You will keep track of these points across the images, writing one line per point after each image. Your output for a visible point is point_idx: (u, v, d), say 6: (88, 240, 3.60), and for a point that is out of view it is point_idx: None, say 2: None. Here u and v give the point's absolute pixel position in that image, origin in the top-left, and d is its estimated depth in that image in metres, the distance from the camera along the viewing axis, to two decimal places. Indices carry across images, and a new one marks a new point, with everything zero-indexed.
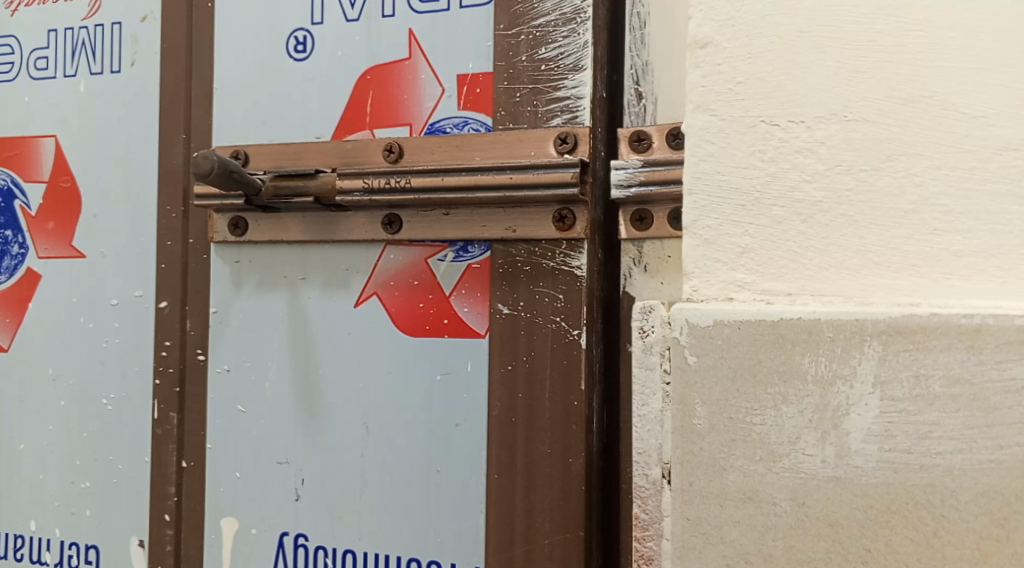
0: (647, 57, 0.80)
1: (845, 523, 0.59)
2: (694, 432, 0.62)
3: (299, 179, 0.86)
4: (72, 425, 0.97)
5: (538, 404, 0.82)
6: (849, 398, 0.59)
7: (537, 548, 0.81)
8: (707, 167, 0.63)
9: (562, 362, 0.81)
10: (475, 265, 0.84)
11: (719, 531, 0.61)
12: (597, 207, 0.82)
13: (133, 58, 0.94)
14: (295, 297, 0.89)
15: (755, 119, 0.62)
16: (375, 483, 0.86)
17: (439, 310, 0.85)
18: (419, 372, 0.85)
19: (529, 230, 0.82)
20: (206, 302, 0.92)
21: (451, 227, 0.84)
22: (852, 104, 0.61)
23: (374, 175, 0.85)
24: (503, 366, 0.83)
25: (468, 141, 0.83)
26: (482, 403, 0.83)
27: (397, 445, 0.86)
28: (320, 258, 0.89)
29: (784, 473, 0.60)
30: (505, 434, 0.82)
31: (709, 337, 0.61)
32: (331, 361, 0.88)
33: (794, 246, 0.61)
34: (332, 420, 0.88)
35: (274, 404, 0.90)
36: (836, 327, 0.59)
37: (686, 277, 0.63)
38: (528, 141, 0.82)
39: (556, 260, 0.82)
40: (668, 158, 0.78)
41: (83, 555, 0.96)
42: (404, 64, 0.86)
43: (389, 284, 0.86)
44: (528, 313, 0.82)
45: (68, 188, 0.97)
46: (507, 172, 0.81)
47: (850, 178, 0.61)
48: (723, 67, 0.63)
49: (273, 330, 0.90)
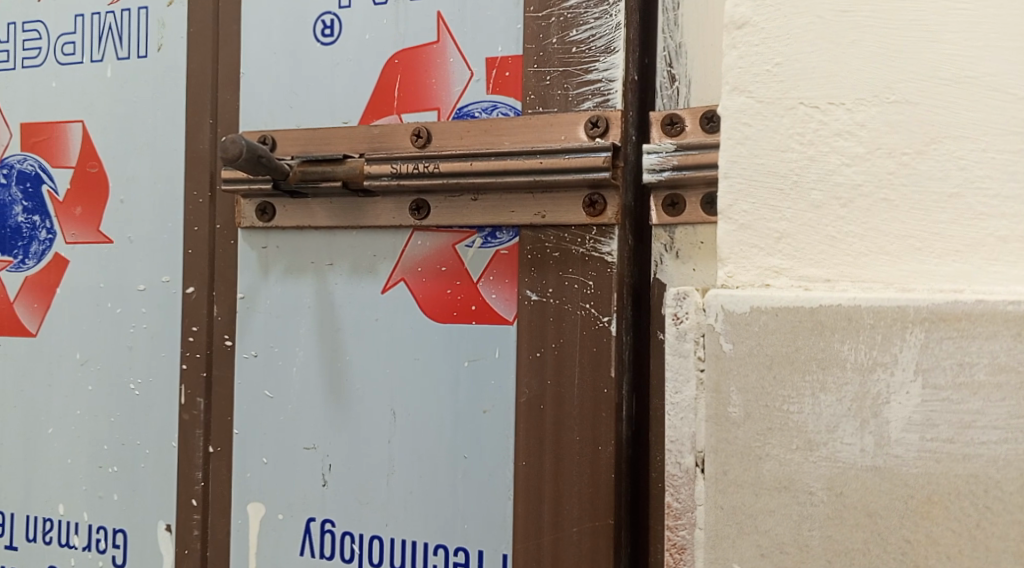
0: (681, 39, 0.79)
1: (884, 513, 0.58)
2: (728, 421, 0.61)
3: (327, 165, 0.86)
4: (100, 410, 0.97)
5: (568, 392, 0.81)
6: (889, 386, 0.58)
7: (565, 535, 0.81)
8: (744, 150, 0.61)
9: (592, 349, 0.80)
10: (504, 251, 0.83)
11: (754, 520, 0.60)
12: (628, 193, 0.81)
13: (160, 42, 0.94)
14: (322, 283, 0.89)
15: (793, 101, 0.61)
16: (403, 470, 0.86)
17: (467, 297, 0.84)
18: (446, 359, 0.84)
19: (559, 215, 0.81)
20: (233, 288, 0.92)
21: (480, 212, 0.83)
22: (894, 85, 0.59)
23: (403, 159, 0.84)
24: (532, 353, 0.82)
25: (498, 125, 0.82)
26: (510, 390, 0.82)
27: (425, 431, 0.85)
28: (347, 244, 0.88)
29: (822, 462, 0.59)
30: (534, 421, 0.82)
31: (745, 323, 0.60)
32: (359, 347, 0.87)
33: (833, 231, 0.60)
34: (359, 407, 0.87)
35: (301, 390, 0.89)
36: (876, 313, 0.58)
37: (722, 263, 0.62)
38: (558, 125, 0.81)
39: (585, 246, 0.81)
40: (702, 141, 0.76)
41: (111, 539, 0.96)
42: (432, 48, 0.85)
43: (416, 270, 0.85)
44: (557, 299, 0.81)
45: (95, 173, 0.97)
46: (537, 157, 0.80)
47: (892, 161, 0.59)
48: (761, 48, 0.61)
49: (300, 316, 0.89)
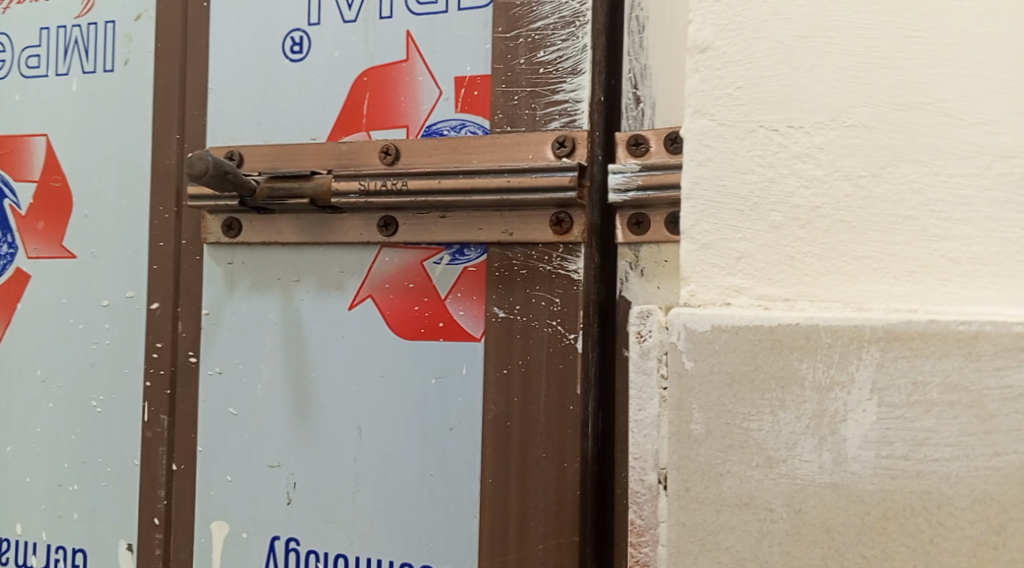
0: (645, 61, 0.80)
1: (841, 529, 0.59)
2: (689, 438, 0.62)
3: (294, 182, 0.86)
4: (61, 427, 0.96)
5: (534, 408, 0.81)
6: (846, 404, 0.59)
7: (530, 553, 0.81)
8: (705, 171, 0.63)
9: (558, 366, 0.81)
10: (471, 268, 0.84)
11: (715, 537, 0.61)
12: (595, 212, 0.82)
13: (126, 57, 0.94)
14: (289, 299, 0.89)
15: (753, 124, 0.62)
16: (368, 487, 0.86)
17: (434, 313, 0.84)
18: (413, 375, 0.85)
19: (525, 233, 0.82)
20: (198, 304, 0.92)
21: (447, 229, 0.84)
22: (851, 109, 0.61)
23: (371, 177, 0.84)
24: (499, 369, 0.82)
25: (465, 143, 0.83)
26: (476, 407, 0.83)
27: (391, 448, 0.85)
28: (314, 260, 0.88)
29: (781, 479, 0.60)
30: (500, 438, 0.82)
31: (707, 342, 0.61)
32: (325, 363, 0.87)
33: (792, 252, 0.61)
34: (325, 424, 0.87)
35: (266, 407, 0.89)
36: (834, 332, 0.59)
37: (684, 282, 0.63)
38: (526, 143, 0.82)
39: (552, 263, 0.82)
40: (666, 162, 0.78)
41: (70, 559, 0.95)
42: (401, 66, 0.85)
43: (384, 286, 0.86)
44: (524, 316, 0.82)
45: (59, 187, 0.96)
46: (505, 176, 0.81)
47: (849, 184, 0.61)
48: (723, 72, 0.63)
49: (266, 332, 0.89)
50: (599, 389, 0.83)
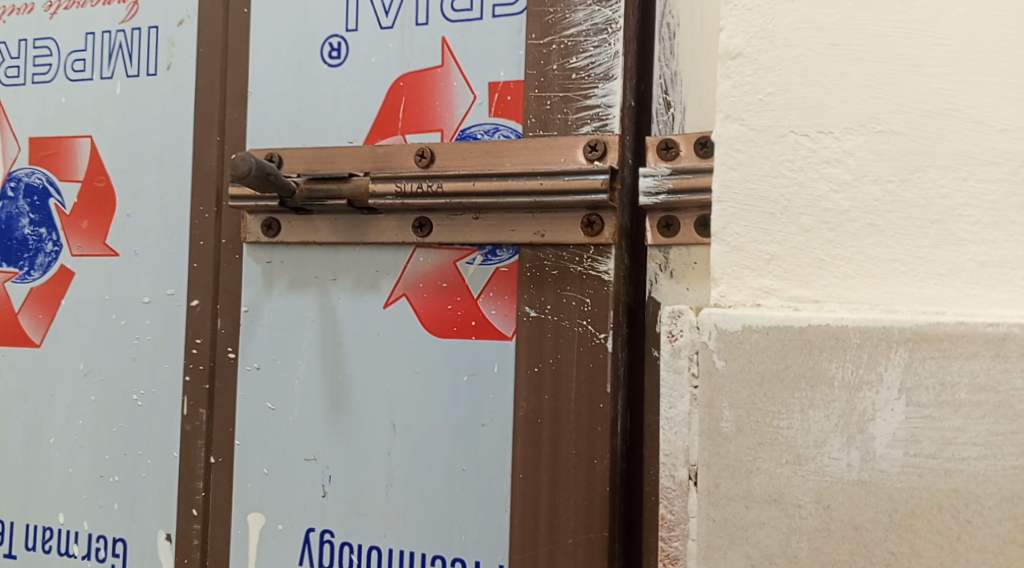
0: (676, 67, 0.82)
1: (869, 525, 0.61)
2: (720, 435, 0.63)
3: (332, 183, 0.88)
4: (102, 421, 0.99)
5: (565, 406, 0.83)
6: (875, 403, 0.61)
7: (560, 547, 0.83)
8: (736, 175, 0.64)
9: (589, 364, 0.83)
10: (504, 269, 0.85)
11: (744, 532, 0.63)
12: (625, 214, 0.83)
13: (169, 61, 0.97)
14: (326, 297, 0.91)
15: (784, 129, 0.64)
16: (402, 481, 0.88)
17: (467, 312, 0.86)
18: (446, 372, 0.87)
19: (557, 235, 0.84)
20: (237, 302, 0.94)
21: (481, 231, 0.86)
22: (880, 116, 0.62)
23: (407, 179, 0.87)
24: (530, 367, 0.84)
25: (500, 147, 0.85)
26: (508, 404, 0.85)
27: (424, 443, 0.87)
28: (350, 260, 0.90)
29: (810, 476, 0.61)
30: (531, 435, 0.84)
31: (738, 341, 0.63)
32: (360, 361, 0.90)
33: (821, 254, 0.63)
34: (361, 419, 0.89)
35: (303, 402, 0.91)
36: (863, 333, 0.61)
37: (715, 283, 0.65)
38: (558, 147, 0.83)
39: (583, 264, 0.83)
40: (696, 166, 0.79)
41: (111, 548, 0.98)
42: (436, 71, 0.87)
43: (418, 285, 0.88)
44: (555, 316, 0.84)
45: (102, 187, 0.99)
46: (538, 178, 0.83)
47: (877, 188, 0.62)
48: (754, 78, 0.64)
49: (303, 330, 0.92)
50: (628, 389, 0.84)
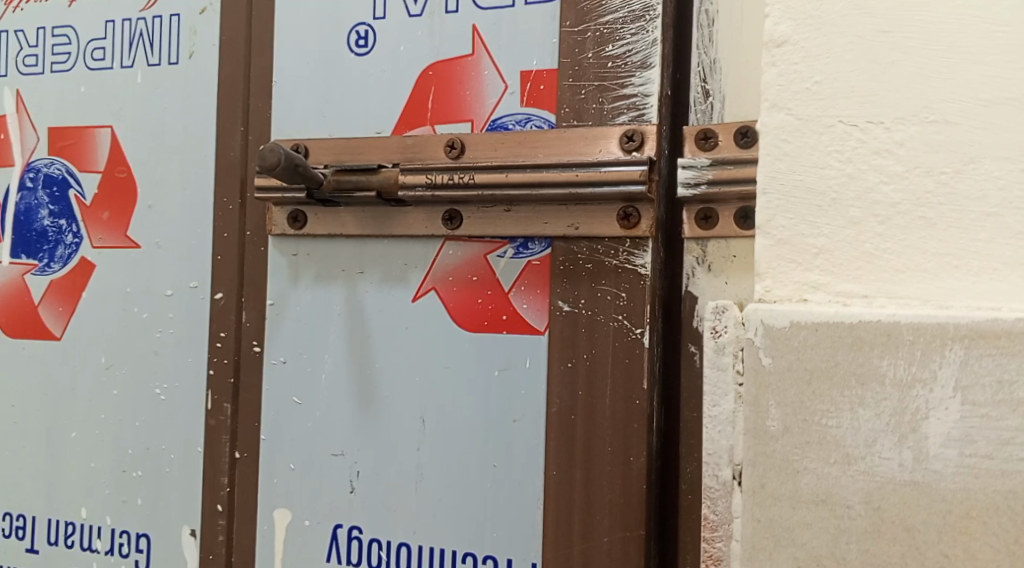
0: (715, 55, 0.80)
1: (922, 528, 0.59)
2: (766, 434, 0.62)
3: (361, 174, 0.87)
4: (125, 414, 0.97)
5: (599, 402, 0.82)
6: (928, 401, 0.59)
7: (595, 545, 0.81)
8: (782, 166, 0.63)
9: (624, 361, 0.81)
10: (536, 262, 0.84)
11: (791, 533, 0.61)
12: (662, 208, 0.82)
13: (191, 50, 0.95)
14: (352, 291, 0.89)
15: (833, 119, 0.62)
16: (431, 477, 0.86)
17: (498, 306, 0.84)
18: (476, 367, 0.85)
19: (592, 227, 0.82)
20: (263, 295, 0.92)
21: (513, 223, 0.84)
22: (934, 105, 0.60)
23: (438, 171, 0.85)
24: (563, 363, 0.82)
25: (533, 137, 0.83)
26: (541, 400, 0.83)
27: (453, 438, 0.86)
28: (378, 253, 0.89)
29: (860, 476, 0.60)
30: (565, 431, 0.82)
31: (785, 338, 0.61)
32: (388, 355, 0.88)
33: (870, 248, 0.61)
34: (389, 414, 0.88)
35: (330, 397, 0.90)
36: (916, 329, 0.59)
37: (759, 277, 0.63)
38: (594, 138, 0.82)
39: (618, 258, 0.82)
40: (738, 156, 0.77)
41: (134, 544, 0.97)
42: (467, 60, 0.85)
43: (448, 279, 0.86)
44: (589, 311, 0.82)
45: (124, 178, 0.97)
46: (573, 169, 0.81)
47: (930, 180, 0.60)
48: (801, 66, 0.63)
49: (330, 324, 0.90)
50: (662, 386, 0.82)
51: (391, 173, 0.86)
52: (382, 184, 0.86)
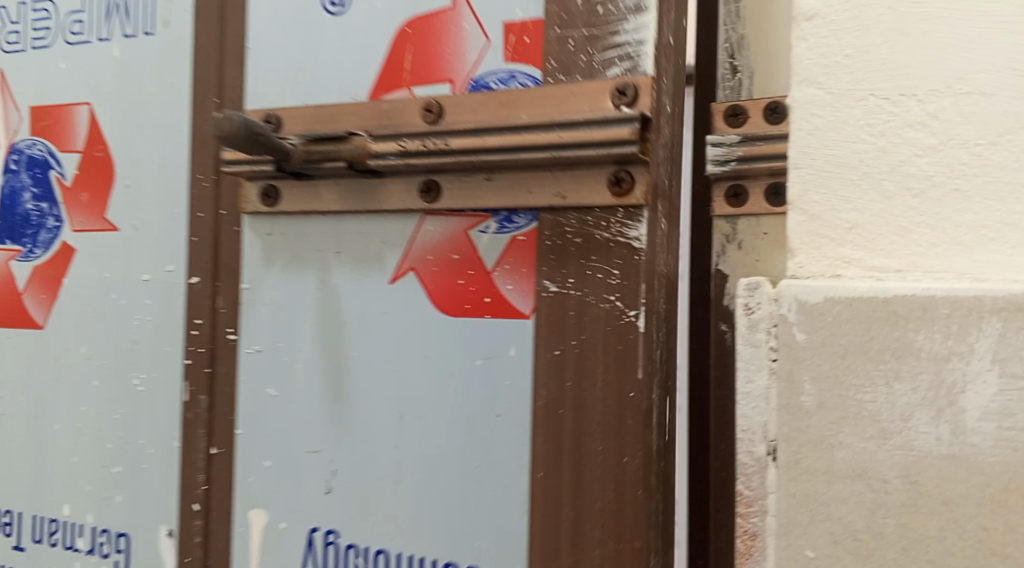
0: (743, 31, 0.79)
1: (960, 501, 0.59)
2: (801, 410, 0.62)
3: (328, 144, 0.83)
4: (105, 406, 0.96)
5: (588, 395, 0.78)
6: (965, 375, 0.59)
7: (585, 556, 0.78)
8: (814, 141, 0.62)
9: (616, 348, 0.77)
10: (521, 237, 0.80)
11: (827, 508, 0.61)
12: (663, 171, 0.77)
13: (166, 17, 0.93)
14: (326, 276, 0.87)
15: (864, 93, 0.62)
16: (410, 478, 0.84)
17: (480, 288, 0.81)
18: (460, 356, 0.82)
19: (579, 195, 0.78)
20: (238, 278, 0.90)
21: (495, 191, 0.80)
22: (967, 76, 0.60)
23: (410, 137, 0.82)
24: (550, 351, 0.79)
25: (515, 97, 0.79)
26: (527, 394, 0.80)
27: (433, 435, 0.83)
28: (354, 232, 0.86)
29: (896, 450, 0.60)
30: (551, 427, 0.79)
31: (820, 313, 0.61)
32: (364, 348, 0.85)
33: (903, 222, 0.61)
34: (365, 411, 0.85)
35: (303, 393, 0.88)
36: (952, 303, 0.59)
37: (792, 253, 0.63)
38: (580, 95, 0.77)
39: (609, 232, 0.77)
40: (768, 132, 0.76)
41: (114, 543, 0.96)
42: (445, 14, 0.82)
43: (427, 258, 0.83)
44: (578, 291, 0.78)
45: (102, 157, 0.96)
46: (556, 130, 0.77)
47: (964, 152, 0.60)
48: (830, 39, 0.62)
49: (301, 313, 0.88)
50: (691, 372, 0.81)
51: (359, 143, 0.83)
52: (349, 153, 0.83)
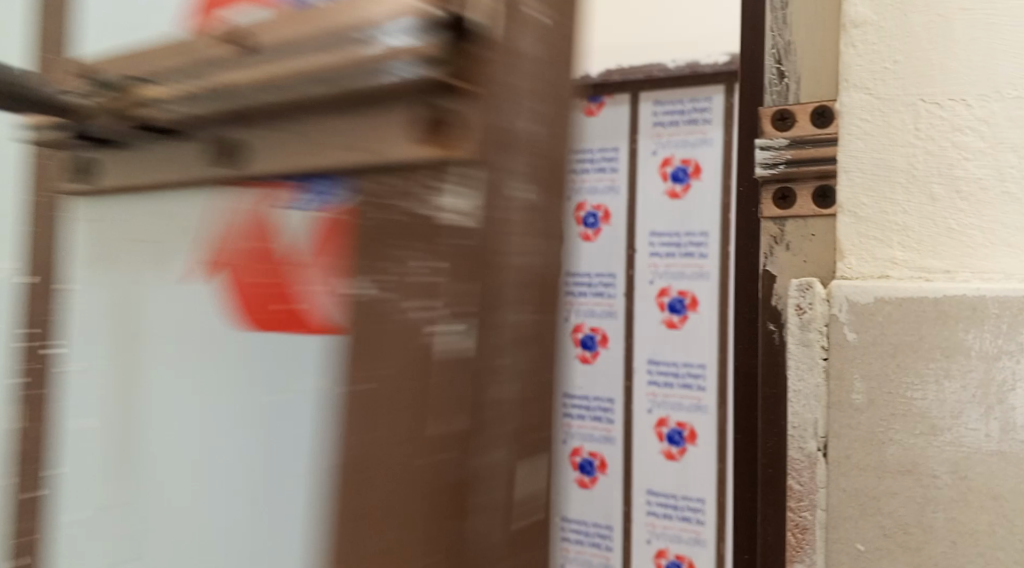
0: (790, 36, 0.68)
1: (1009, 496, 0.61)
2: (852, 407, 0.64)
3: (145, 107, 0.62)
4: None
5: (387, 443, 0.51)
6: (1014, 372, 0.61)
7: None
8: (861, 145, 0.65)
9: (412, 384, 0.50)
10: (327, 220, 0.57)
11: (878, 502, 0.64)
12: (522, 115, 0.50)
13: None
14: (162, 267, 0.66)
15: (913, 98, 0.63)
16: (215, 524, 0.61)
17: (280, 294, 0.61)
18: (256, 390, 0.61)
19: (378, 148, 0.53)
20: (58, 267, 0.70)
21: (306, 145, 0.56)
22: (1015, 81, 0.62)
23: (204, 72, 0.59)
24: (356, 378, 0.53)
25: (297, 17, 0.55)
26: (320, 422, 0.57)
27: (218, 464, 0.61)
28: (155, 208, 0.65)
29: (946, 446, 0.62)
30: (347, 482, 0.53)
31: (870, 313, 0.63)
32: (172, 355, 0.65)
33: (952, 224, 0.63)
34: (161, 444, 0.64)
35: (113, 413, 0.67)
36: (1002, 303, 0.61)
37: (842, 255, 0.65)
38: (334, 18, 0.53)
39: (406, 204, 0.52)
40: (816, 135, 0.67)
41: None
42: None
43: (219, 253, 0.63)
44: (378, 294, 0.53)
45: None
46: (331, 57, 0.53)
47: (1013, 156, 0.62)
48: (880, 46, 0.64)
49: (128, 308, 0.67)
50: (739, 376, 0.71)
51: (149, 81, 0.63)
52: (157, 100, 0.62)
